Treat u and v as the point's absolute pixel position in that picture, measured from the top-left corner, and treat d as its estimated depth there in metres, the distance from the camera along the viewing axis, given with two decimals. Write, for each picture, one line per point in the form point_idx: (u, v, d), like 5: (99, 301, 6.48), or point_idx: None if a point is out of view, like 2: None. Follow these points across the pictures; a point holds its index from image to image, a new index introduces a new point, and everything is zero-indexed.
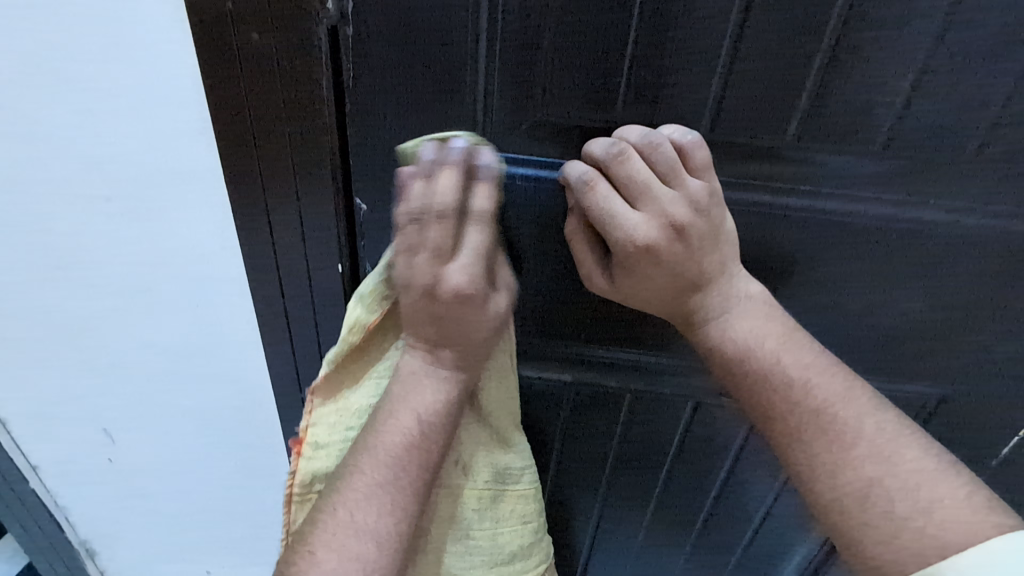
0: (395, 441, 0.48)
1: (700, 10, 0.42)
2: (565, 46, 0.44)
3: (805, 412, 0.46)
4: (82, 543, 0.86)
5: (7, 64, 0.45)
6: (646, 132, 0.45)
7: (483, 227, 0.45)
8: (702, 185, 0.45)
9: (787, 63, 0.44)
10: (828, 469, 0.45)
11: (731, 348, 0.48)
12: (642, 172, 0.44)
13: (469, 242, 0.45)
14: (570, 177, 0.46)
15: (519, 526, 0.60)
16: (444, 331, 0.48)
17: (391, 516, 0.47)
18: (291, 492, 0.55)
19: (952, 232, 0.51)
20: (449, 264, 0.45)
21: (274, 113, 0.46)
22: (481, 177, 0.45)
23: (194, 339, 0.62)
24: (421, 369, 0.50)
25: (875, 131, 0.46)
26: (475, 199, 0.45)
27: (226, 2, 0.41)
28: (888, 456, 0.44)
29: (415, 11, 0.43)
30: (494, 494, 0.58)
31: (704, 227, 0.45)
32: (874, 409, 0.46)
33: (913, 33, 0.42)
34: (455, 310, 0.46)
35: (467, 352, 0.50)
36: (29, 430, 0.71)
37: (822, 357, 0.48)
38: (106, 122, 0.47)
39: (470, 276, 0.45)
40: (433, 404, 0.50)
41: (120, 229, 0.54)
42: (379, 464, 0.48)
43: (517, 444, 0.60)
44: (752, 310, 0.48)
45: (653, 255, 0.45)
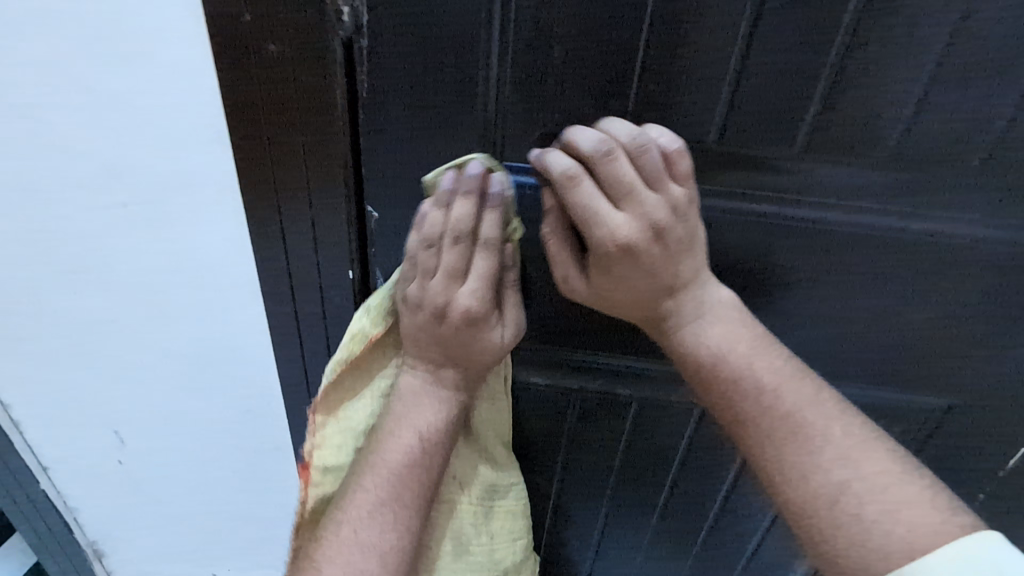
0: (396, 460, 0.52)
1: (710, 24, 0.43)
2: (577, 58, 0.45)
3: (771, 418, 0.45)
4: (90, 544, 0.87)
5: (30, 72, 0.46)
6: (635, 132, 0.43)
7: (493, 253, 0.47)
8: (682, 191, 0.45)
9: (795, 75, 0.44)
10: (796, 475, 0.44)
11: (703, 355, 0.48)
12: (628, 175, 0.43)
13: (477, 269, 0.48)
14: (554, 171, 0.43)
15: (510, 540, 0.64)
16: (450, 349, 0.51)
17: (393, 530, 0.52)
18: (302, 518, 0.56)
19: (959, 244, 0.51)
20: (460, 287, 0.48)
21: (289, 123, 0.47)
22: (493, 206, 0.46)
23: (206, 343, 0.63)
24: (422, 391, 0.53)
25: (883, 142, 0.47)
26: (486, 228, 0.46)
27: (245, 13, 0.42)
28: (855, 460, 0.43)
29: (429, 23, 0.43)
30: (485, 511, 0.62)
31: (681, 231, 0.45)
32: (839, 413, 0.45)
33: (922, 46, 0.42)
34: (462, 331, 0.50)
35: (471, 367, 0.53)
36: (41, 432, 0.72)
37: (791, 361, 0.47)
38: (125, 130, 0.49)
39: (478, 297, 0.48)
40: (433, 422, 0.53)
41: (136, 234, 0.55)
42: (378, 483, 0.52)
43: (504, 462, 0.63)
44: (720, 316, 0.48)
45: (632, 257, 0.45)
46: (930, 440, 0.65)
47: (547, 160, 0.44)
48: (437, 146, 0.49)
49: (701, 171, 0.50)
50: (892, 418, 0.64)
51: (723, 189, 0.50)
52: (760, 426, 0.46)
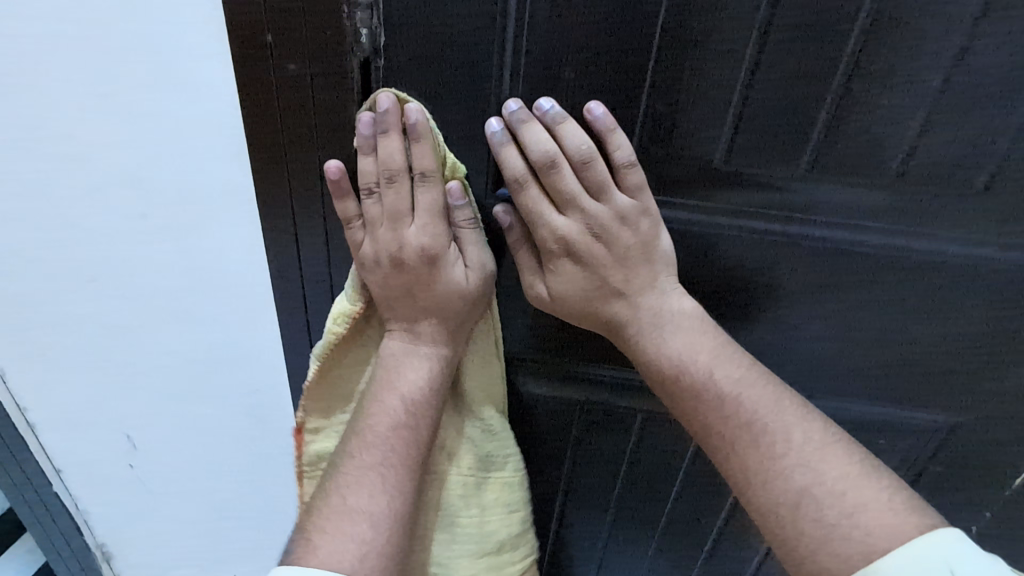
0: (384, 422, 0.52)
1: (717, 48, 0.44)
2: (587, 80, 0.46)
3: (735, 424, 0.48)
4: (99, 546, 0.88)
5: (60, 88, 0.48)
6: (584, 142, 0.46)
7: (434, 186, 0.48)
8: (631, 202, 0.48)
9: (800, 99, 0.46)
10: (761, 480, 0.46)
11: (664, 364, 0.51)
12: (570, 183, 0.47)
13: (422, 204, 0.49)
14: (507, 174, 0.47)
15: (505, 513, 0.61)
16: (410, 293, 0.52)
17: (383, 495, 0.50)
18: (300, 469, 0.60)
19: (961, 265, 0.52)
20: (408, 226, 0.49)
21: (306, 138, 0.49)
22: (417, 137, 0.46)
23: (218, 350, 0.64)
24: (402, 348, 0.54)
25: (887, 165, 0.47)
26: (417, 161, 0.47)
27: (267, 34, 0.44)
28: (816, 466, 0.45)
29: (444, 44, 0.45)
30: (478, 482, 0.60)
31: (631, 239, 0.50)
32: (802, 420, 0.47)
33: (924, 72, 0.43)
34: (420, 272, 0.51)
35: (440, 313, 0.53)
36: (55, 435, 0.74)
37: (752, 370, 0.50)
38: (147, 143, 0.50)
39: (430, 236, 0.50)
40: (416, 383, 0.53)
41: (154, 244, 0.56)
42: (369, 447, 0.51)
43: (501, 432, 0.60)
44: (682, 327, 0.51)
45: (574, 255, 0.50)
46: (935, 458, 0.66)
47: (500, 158, 0.47)
48: None
49: (707, 189, 0.51)
50: (895, 435, 0.64)
51: (729, 206, 0.51)
52: (720, 433, 0.49)
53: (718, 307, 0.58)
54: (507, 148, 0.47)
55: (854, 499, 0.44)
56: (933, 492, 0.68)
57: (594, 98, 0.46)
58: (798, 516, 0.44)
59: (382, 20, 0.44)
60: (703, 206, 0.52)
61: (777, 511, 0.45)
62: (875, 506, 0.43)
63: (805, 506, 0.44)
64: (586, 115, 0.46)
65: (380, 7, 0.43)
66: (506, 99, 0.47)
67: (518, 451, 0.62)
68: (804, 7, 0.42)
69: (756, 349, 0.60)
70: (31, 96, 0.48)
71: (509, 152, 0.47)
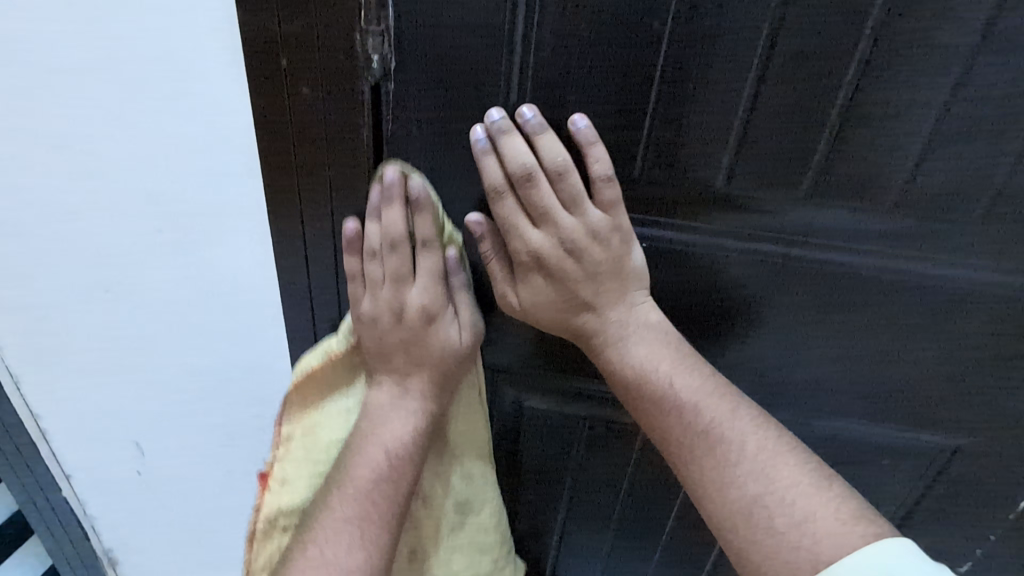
0: (365, 475, 0.52)
1: (719, 76, 0.45)
2: (591, 106, 0.47)
3: (693, 433, 0.48)
4: (105, 551, 0.89)
5: (80, 108, 0.49)
6: (560, 154, 0.46)
7: (434, 251, 0.52)
8: (603, 218, 0.48)
9: (800, 126, 0.46)
10: (716, 489, 0.47)
11: (626, 373, 0.51)
12: (545, 197, 0.47)
13: (423, 267, 0.52)
14: (486, 181, 0.47)
15: (477, 554, 0.64)
16: (407, 351, 0.54)
17: (361, 549, 0.51)
18: (254, 526, 0.58)
19: (961, 288, 0.52)
20: (410, 288, 0.52)
21: (318, 160, 0.50)
22: (420, 206, 0.49)
23: (228, 361, 0.66)
24: (390, 402, 0.55)
25: (887, 190, 0.48)
26: (420, 228, 0.50)
27: (281, 60, 0.45)
28: (768, 474, 0.46)
29: (452, 70, 0.46)
30: (455, 524, 0.62)
31: (601, 255, 0.49)
32: (756, 428, 0.48)
33: (923, 101, 0.44)
34: (419, 329, 0.53)
35: (431, 370, 0.55)
36: (65, 441, 0.75)
37: (710, 379, 0.50)
38: (163, 161, 0.51)
39: (428, 295, 0.52)
40: (400, 436, 0.53)
41: (168, 257, 0.58)
42: (348, 499, 0.52)
43: (480, 480, 0.62)
44: (645, 338, 0.51)
45: (545, 269, 0.50)
46: (937, 480, 0.66)
47: (481, 166, 0.47)
48: (455, 181, 0.52)
49: (708, 212, 0.51)
50: (896, 456, 0.64)
51: (729, 229, 0.52)
52: (682, 441, 0.49)
53: (720, 327, 0.58)
54: (488, 157, 0.47)
55: (804, 506, 0.44)
56: (934, 513, 0.68)
57: (579, 111, 0.47)
58: (750, 523, 0.45)
59: (393, 45, 0.45)
60: (704, 229, 0.53)
61: (731, 519, 0.46)
62: (823, 515, 0.44)
63: (756, 512, 0.45)
64: (569, 126, 0.47)
65: (392, 33, 0.45)
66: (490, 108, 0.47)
67: (496, 496, 0.64)
68: (805, 37, 0.43)
69: (758, 368, 0.60)
70: (52, 114, 0.49)
71: (489, 162, 0.47)
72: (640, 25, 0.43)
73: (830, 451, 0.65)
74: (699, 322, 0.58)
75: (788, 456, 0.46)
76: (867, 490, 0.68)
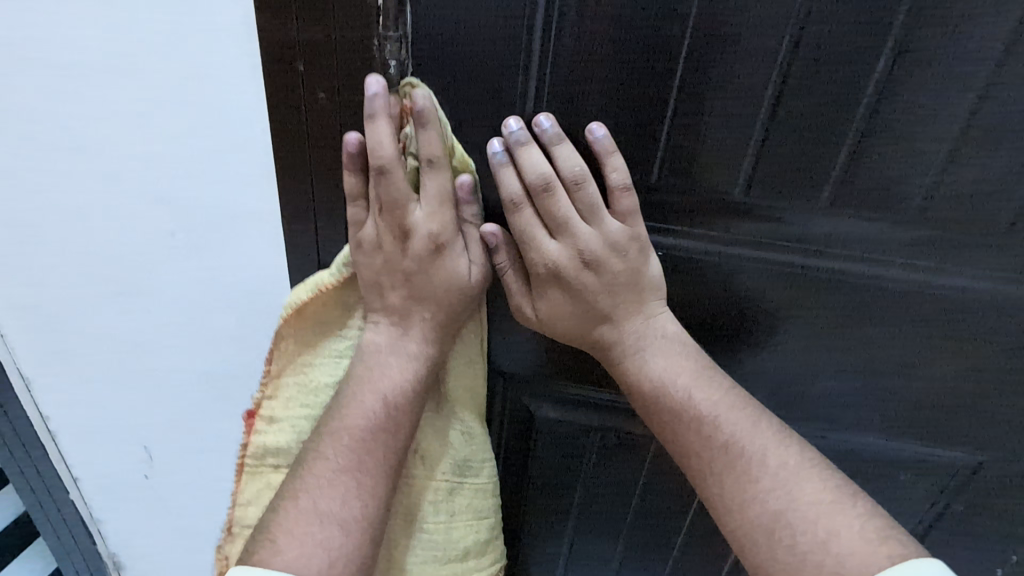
0: (360, 423, 0.50)
1: (738, 84, 0.45)
2: (609, 112, 0.47)
3: (713, 448, 0.48)
4: (111, 554, 0.89)
5: (99, 112, 0.49)
6: (578, 164, 0.46)
7: (441, 172, 0.46)
8: (621, 227, 0.48)
9: (821, 134, 0.46)
10: (736, 506, 0.46)
11: (645, 385, 0.51)
12: (562, 206, 0.47)
13: (429, 191, 0.47)
14: (503, 193, 0.47)
15: (474, 518, 0.59)
16: (411, 283, 0.50)
17: (357, 500, 0.49)
18: (242, 460, 0.56)
19: (985, 300, 0.51)
20: (414, 212, 0.47)
21: (333, 163, 0.50)
22: (424, 123, 0.44)
23: (238, 364, 0.65)
24: (384, 345, 0.52)
25: (909, 199, 0.47)
26: (426, 146, 0.45)
27: (299, 65, 0.45)
28: (790, 491, 0.45)
29: (469, 75, 0.46)
30: (452, 486, 0.57)
31: (618, 265, 0.49)
32: (777, 444, 0.47)
33: (947, 111, 0.43)
34: (425, 262, 0.49)
35: (436, 306, 0.51)
36: (74, 444, 0.75)
37: (731, 393, 0.50)
38: (179, 165, 0.52)
39: (434, 223, 0.48)
40: (399, 384, 0.51)
41: (180, 260, 0.58)
42: (342, 449, 0.49)
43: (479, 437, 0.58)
44: (663, 349, 0.51)
45: (562, 281, 0.50)
46: (958, 496, 0.64)
47: (498, 177, 0.47)
48: None
49: (724, 220, 0.51)
50: (917, 471, 0.63)
51: (748, 237, 0.51)
52: (702, 455, 0.48)
53: (735, 337, 0.57)
54: (505, 169, 0.46)
55: (827, 525, 0.43)
56: (956, 530, 0.66)
57: (594, 120, 0.47)
58: (772, 540, 0.44)
59: (410, 50, 0.45)
60: (722, 236, 0.52)
61: (753, 537, 0.45)
62: (846, 534, 0.43)
63: (779, 530, 0.44)
64: (587, 135, 0.46)
65: (409, 39, 0.44)
66: (506, 118, 0.47)
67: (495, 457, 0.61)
68: (826, 44, 0.42)
69: (774, 379, 0.59)
70: (70, 117, 0.50)
71: (506, 174, 0.46)
72: (659, 33, 0.43)
73: (847, 465, 0.64)
74: (714, 332, 0.57)
75: (811, 473, 0.46)
76: (887, 506, 0.66)
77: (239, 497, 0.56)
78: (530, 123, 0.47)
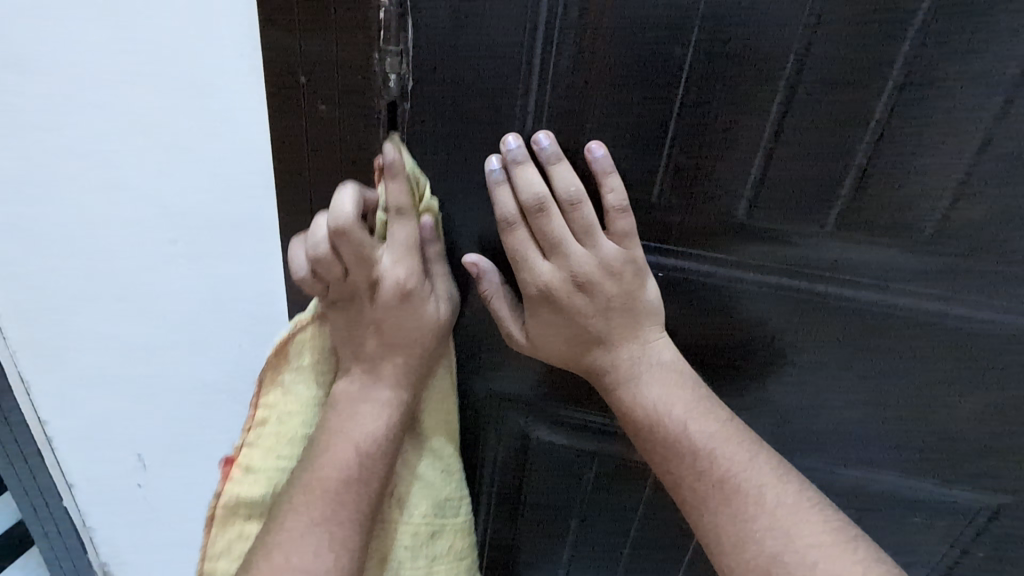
0: (335, 474, 0.50)
1: (743, 102, 0.44)
2: (609, 129, 0.46)
3: (707, 482, 0.46)
4: (101, 564, 0.87)
5: (107, 121, 0.50)
6: (574, 184, 0.45)
7: (409, 221, 0.48)
8: (616, 250, 0.47)
9: (826, 157, 0.45)
10: (730, 545, 0.44)
11: (639, 416, 0.49)
12: (557, 227, 0.46)
13: (396, 239, 0.48)
14: (497, 212, 0.46)
15: (453, 562, 0.58)
16: (382, 328, 0.51)
17: (331, 550, 0.48)
18: (213, 512, 0.53)
19: (1001, 334, 0.49)
20: (381, 260, 0.48)
21: (331, 175, 0.50)
22: (393, 174, 0.45)
23: (232, 374, 0.65)
24: (354, 394, 0.52)
25: (919, 226, 0.46)
26: (392, 198, 0.46)
27: (301, 78, 0.46)
28: (788, 532, 0.43)
29: (469, 89, 0.46)
30: (431, 531, 0.56)
31: (613, 289, 0.48)
32: (776, 481, 0.45)
33: (958, 138, 0.42)
34: (397, 308, 0.50)
35: (411, 348, 0.52)
36: (69, 449, 0.75)
37: (728, 425, 0.48)
38: (182, 175, 0.52)
39: (403, 270, 0.49)
40: (372, 430, 0.51)
41: (179, 268, 0.58)
42: (314, 501, 0.49)
43: (455, 474, 0.58)
44: (658, 377, 0.49)
45: (555, 304, 0.48)
46: (979, 539, 0.60)
47: (494, 195, 0.46)
48: (467, 204, 0.51)
49: (728, 241, 0.49)
50: (934, 512, 0.60)
51: (751, 261, 0.50)
52: (696, 490, 0.46)
53: (740, 363, 0.55)
54: (501, 187, 0.46)
55: (827, 569, 0.42)
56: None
57: (594, 139, 0.46)
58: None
59: (411, 66, 0.45)
60: (724, 259, 0.50)
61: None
62: None
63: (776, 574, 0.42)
64: (586, 154, 0.46)
65: (410, 53, 0.45)
66: (506, 134, 0.47)
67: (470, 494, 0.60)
68: (834, 63, 0.41)
69: (781, 409, 0.57)
70: (80, 126, 0.51)
71: (502, 192, 0.46)
72: (660, 50, 0.43)
73: (857, 503, 0.61)
74: (718, 357, 0.55)
75: (810, 515, 0.44)
76: (901, 547, 0.63)
77: (208, 549, 0.54)
78: (528, 141, 0.47)
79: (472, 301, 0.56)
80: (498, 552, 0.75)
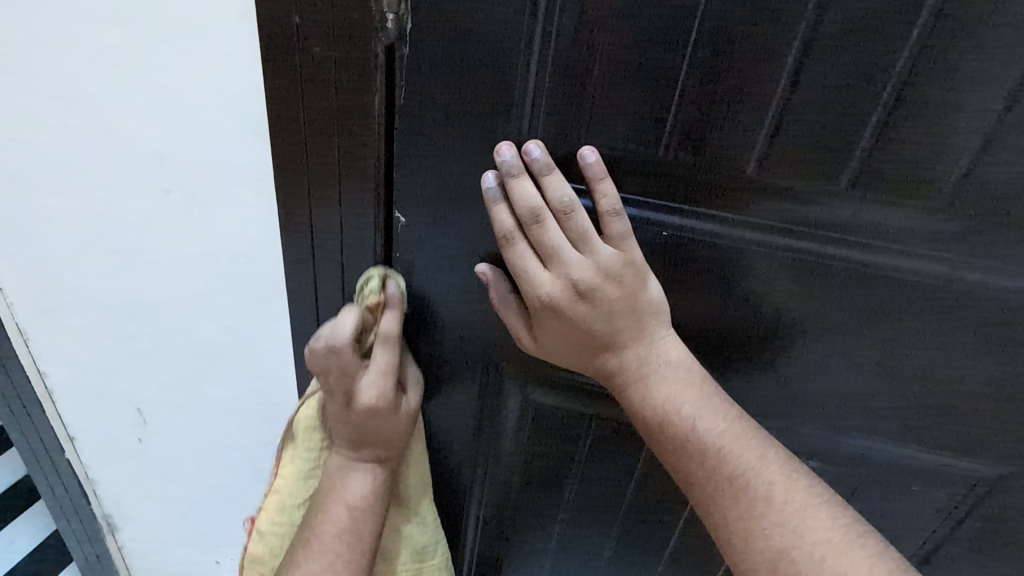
0: (330, 531, 0.55)
1: (757, 53, 0.41)
2: (616, 80, 0.44)
3: (717, 480, 0.45)
4: (105, 516, 0.89)
5: (92, 63, 0.48)
6: (567, 194, 0.44)
7: (390, 347, 0.55)
8: (614, 254, 0.45)
9: (843, 111, 0.42)
10: (741, 545, 0.43)
11: (649, 416, 0.48)
12: (554, 236, 0.45)
13: (378, 361, 0.55)
14: (496, 229, 0.46)
15: None
16: (356, 427, 0.55)
17: None
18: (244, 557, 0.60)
19: (1016, 300, 0.47)
20: (363, 376, 0.54)
21: (326, 124, 0.48)
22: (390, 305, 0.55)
23: (228, 329, 0.64)
24: (343, 466, 0.57)
25: (937, 185, 0.44)
26: (383, 324, 0.55)
27: (293, 17, 0.43)
28: (796, 529, 0.42)
29: (471, 30, 0.43)
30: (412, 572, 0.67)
31: (615, 292, 0.46)
32: (784, 479, 0.44)
33: (988, 89, 0.40)
34: (374, 419, 0.55)
35: (389, 443, 0.58)
36: (70, 402, 0.75)
37: (736, 421, 0.47)
38: (173, 123, 0.50)
39: (378, 389, 0.54)
40: (362, 494, 0.57)
41: (173, 219, 0.57)
42: (312, 554, 0.54)
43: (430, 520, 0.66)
44: (667, 377, 0.48)
45: (558, 312, 0.47)
46: (976, 509, 0.60)
47: (491, 213, 0.46)
48: (466, 157, 0.49)
49: (733, 198, 0.48)
50: (931, 482, 0.60)
51: (759, 222, 0.48)
52: (706, 490, 0.45)
53: (742, 330, 0.54)
54: (498, 204, 0.45)
55: (833, 566, 0.40)
56: (972, 543, 0.63)
57: (590, 144, 0.46)
58: None
59: (408, 5, 0.43)
60: (730, 221, 0.49)
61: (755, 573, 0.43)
62: None
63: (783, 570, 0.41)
64: (579, 160, 0.45)
65: None
66: (499, 145, 0.46)
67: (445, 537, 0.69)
68: (859, 7, 0.38)
69: (780, 378, 0.56)
70: (61, 69, 0.48)
71: (499, 207, 0.45)
72: None
73: (856, 470, 0.61)
74: (720, 322, 0.54)
75: (818, 508, 0.43)
76: (896, 515, 0.63)
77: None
78: (519, 151, 0.46)
79: (473, 261, 0.55)
80: (495, 517, 0.75)
